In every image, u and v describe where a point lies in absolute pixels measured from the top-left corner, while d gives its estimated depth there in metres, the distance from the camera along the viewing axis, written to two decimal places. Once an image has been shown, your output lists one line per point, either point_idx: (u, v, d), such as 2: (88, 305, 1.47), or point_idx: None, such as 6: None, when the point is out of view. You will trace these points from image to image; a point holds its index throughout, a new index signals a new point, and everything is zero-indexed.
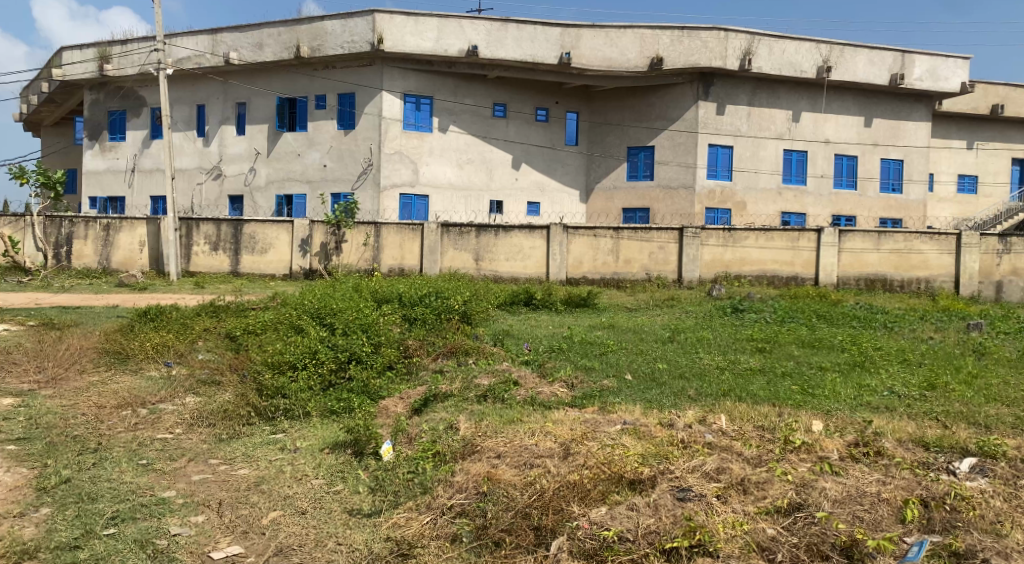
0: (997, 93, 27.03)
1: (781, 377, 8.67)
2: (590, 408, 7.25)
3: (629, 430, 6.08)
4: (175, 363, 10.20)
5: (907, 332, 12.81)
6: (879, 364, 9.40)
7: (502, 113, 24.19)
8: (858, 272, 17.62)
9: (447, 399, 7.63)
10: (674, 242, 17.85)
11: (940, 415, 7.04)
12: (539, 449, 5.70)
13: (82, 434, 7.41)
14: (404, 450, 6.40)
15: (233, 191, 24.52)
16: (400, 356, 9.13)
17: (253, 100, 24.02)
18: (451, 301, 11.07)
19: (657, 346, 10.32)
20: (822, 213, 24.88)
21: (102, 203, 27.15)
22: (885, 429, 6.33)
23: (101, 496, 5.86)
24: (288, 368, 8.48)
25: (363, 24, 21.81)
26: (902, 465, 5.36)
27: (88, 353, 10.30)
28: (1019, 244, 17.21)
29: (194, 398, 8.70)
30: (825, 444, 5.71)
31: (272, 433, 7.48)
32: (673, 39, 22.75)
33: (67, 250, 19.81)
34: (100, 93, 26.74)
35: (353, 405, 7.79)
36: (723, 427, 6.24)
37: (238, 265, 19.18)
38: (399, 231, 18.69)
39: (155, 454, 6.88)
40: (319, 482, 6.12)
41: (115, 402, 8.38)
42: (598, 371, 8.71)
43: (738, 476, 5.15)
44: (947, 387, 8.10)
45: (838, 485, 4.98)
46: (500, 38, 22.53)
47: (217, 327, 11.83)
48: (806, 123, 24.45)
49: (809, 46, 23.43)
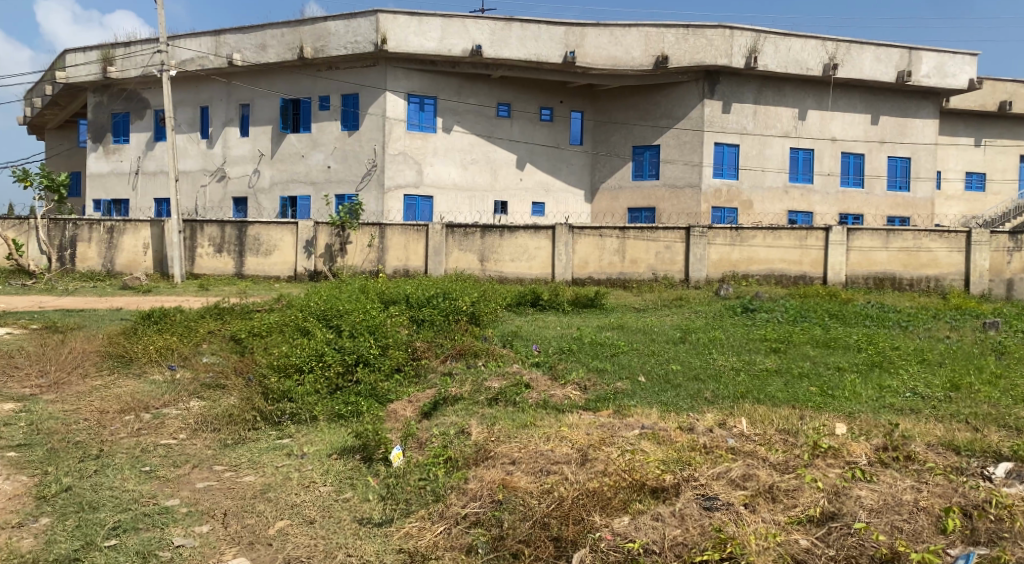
0: (1004, 89, 26.75)
1: (799, 378, 8.47)
2: (605, 412, 7.02)
3: (648, 435, 5.87)
4: (179, 366, 10.03)
5: (922, 331, 12.61)
6: (899, 364, 9.20)
7: (506, 113, 24.01)
8: (867, 270, 17.39)
9: (457, 402, 7.43)
10: (681, 241, 17.61)
11: (968, 417, 6.83)
12: (556, 455, 5.49)
13: (85, 440, 7.22)
14: (414, 455, 6.18)
15: (236, 193, 24.36)
16: (408, 359, 8.92)
17: (257, 102, 23.88)
18: (459, 302, 10.89)
19: (669, 347, 10.14)
20: (829, 212, 24.64)
21: (106, 206, 27.01)
22: (912, 432, 6.12)
23: (102, 505, 5.67)
24: (294, 371, 8.32)
25: (367, 24, 21.64)
26: (935, 471, 5.15)
27: (91, 357, 10.12)
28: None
29: (199, 403, 8.52)
30: (852, 449, 5.50)
31: (278, 438, 7.29)
32: (678, 37, 22.55)
33: (71, 253, 19.64)
34: (103, 94, 26.58)
35: (360, 408, 7.59)
36: (744, 431, 6.04)
37: (243, 267, 19.01)
38: (404, 232, 18.49)
39: (158, 461, 6.69)
40: (328, 489, 5.92)
41: (117, 406, 8.20)
42: (610, 372, 8.51)
43: (766, 483, 4.95)
44: (972, 387, 7.89)
45: (873, 493, 4.77)
46: (504, 37, 22.34)
47: (221, 329, 11.63)
48: (812, 121, 24.21)
49: (815, 43, 23.20)
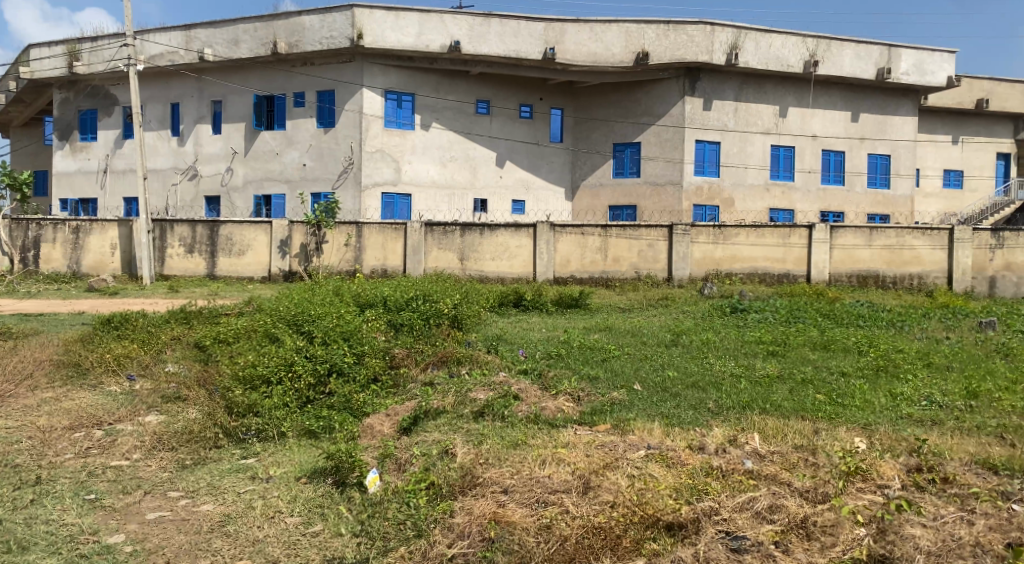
0: (981, 87, 26.50)
1: (803, 385, 7.88)
2: (602, 428, 6.40)
3: (655, 456, 5.31)
4: (139, 376, 9.23)
5: (918, 331, 12.16)
6: (905, 368, 8.67)
7: (486, 110, 23.35)
8: (851, 268, 16.94)
9: (439, 416, 6.78)
10: (664, 239, 17.06)
11: (998, 431, 6.30)
12: (554, 483, 4.98)
13: (24, 463, 6.47)
14: (393, 480, 5.55)
15: (208, 192, 23.44)
16: (386, 367, 8.23)
17: (229, 98, 23.03)
18: (439, 305, 10.21)
19: (662, 351, 9.50)
20: (811, 209, 24.20)
21: (72, 205, 25.94)
22: (941, 448, 5.58)
23: (34, 545, 5.08)
24: (260, 383, 7.53)
25: (341, 19, 20.84)
26: (981, 497, 4.68)
27: (42, 366, 9.31)
28: (1013, 238, 16.62)
29: (157, 417, 7.76)
30: (883, 469, 5.03)
31: (242, 458, 6.61)
32: (659, 33, 22.01)
33: (34, 254, 18.65)
34: (69, 91, 25.54)
35: (333, 423, 6.96)
36: (760, 449, 5.45)
37: (215, 268, 18.16)
38: (381, 230, 17.71)
39: (105, 487, 5.97)
40: (295, 521, 5.29)
41: (66, 423, 7.46)
42: (604, 381, 7.87)
43: (798, 516, 4.53)
44: (991, 395, 7.34)
45: (928, 532, 4.34)
46: (483, 33, 21.67)
47: (187, 334, 10.81)
48: (794, 118, 23.79)
49: (797, 40, 22.75)
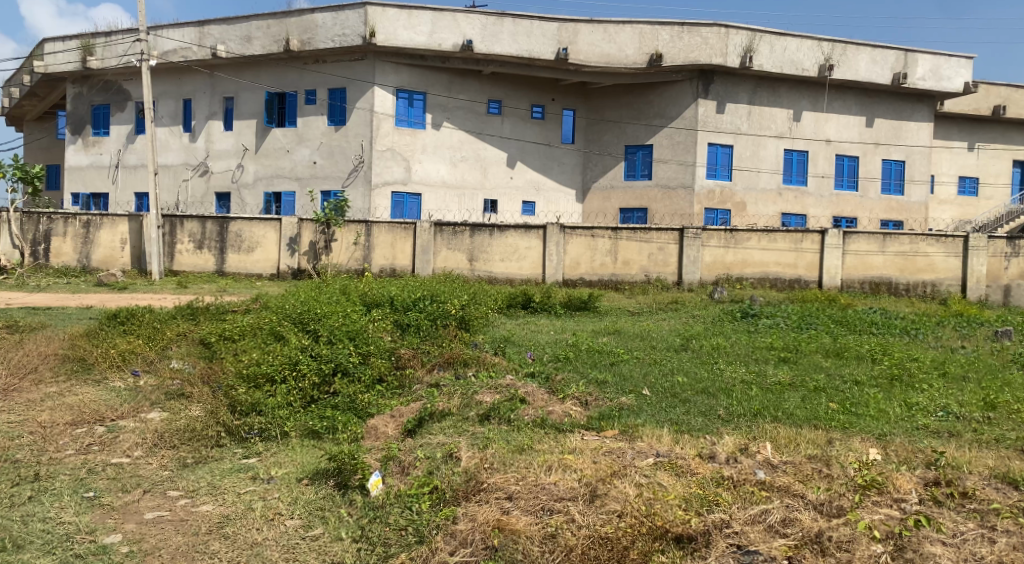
0: (998, 93, 26.15)
1: (815, 393, 7.69)
2: (610, 434, 6.28)
3: (664, 465, 5.19)
4: (143, 372, 9.17)
5: (932, 340, 11.95)
6: (919, 378, 8.49)
7: (497, 110, 23.24)
8: (863, 274, 16.73)
9: (445, 418, 6.67)
10: (674, 243, 16.91)
11: (1018, 445, 6.17)
12: (560, 490, 4.88)
13: (25, 458, 6.39)
14: (396, 483, 5.47)
15: (219, 188, 23.40)
16: (391, 368, 8.11)
17: (241, 95, 22.96)
18: (447, 306, 10.10)
19: (672, 355, 9.38)
20: (823, 214, 23.98)
21: (83, 200, 25.95)
22: (960, 461, 5.44)
23: (29, 543, 5.01)
24: (264, 382, 7.37)
25: (354, 17, 20.80)
26: (1002, 513, 4.57)
27: (47, 360, 9.23)
28: None
29: (159, 415, 7.67)
30: (900, 483, 4.91)
31: (243, 457, 6.54)
32: (673, 35, 21.83)
33: (44, 248, 18.68)
34: (83, 85, 25.57)
35: (336, 424, 6.86)
36: (771, 459, 5.33)
37: (223, 264, 18.11)
38: (391, 230, 17.63)
39: (104, 485, 5.89)
40: (295, 524, 5.20)
41: (68, 418, 7.38)
42: (612, 386, 7.73)
43: (813, 531, 4.42)
44: (1009, 407, 7.16)
45: (949, 550, 4.26)
46: (496, 32, 21.57)
47: (192, 330, 10.70)
48: (807, 122, 23.57)
49: (812, 44, 22.55)
